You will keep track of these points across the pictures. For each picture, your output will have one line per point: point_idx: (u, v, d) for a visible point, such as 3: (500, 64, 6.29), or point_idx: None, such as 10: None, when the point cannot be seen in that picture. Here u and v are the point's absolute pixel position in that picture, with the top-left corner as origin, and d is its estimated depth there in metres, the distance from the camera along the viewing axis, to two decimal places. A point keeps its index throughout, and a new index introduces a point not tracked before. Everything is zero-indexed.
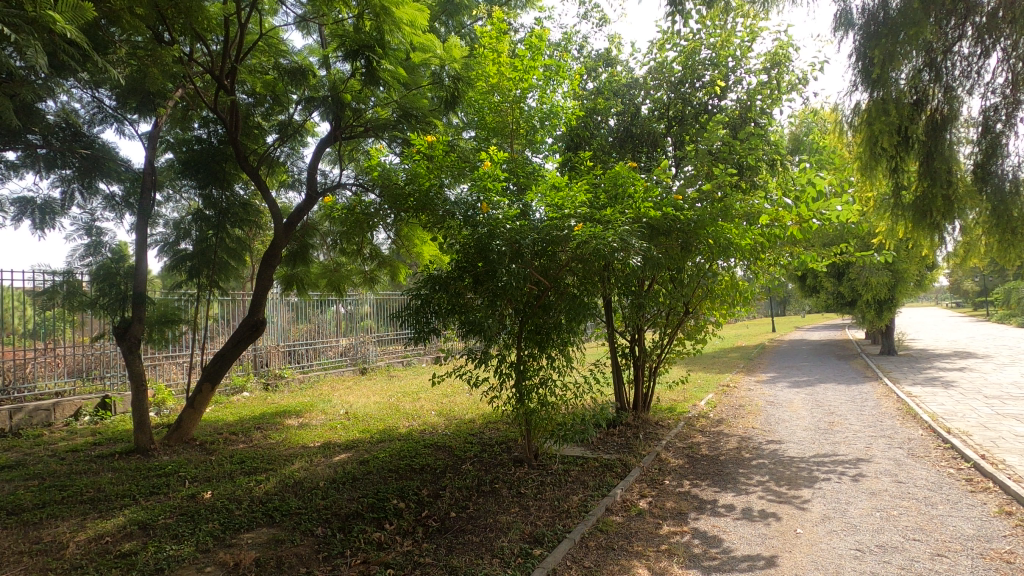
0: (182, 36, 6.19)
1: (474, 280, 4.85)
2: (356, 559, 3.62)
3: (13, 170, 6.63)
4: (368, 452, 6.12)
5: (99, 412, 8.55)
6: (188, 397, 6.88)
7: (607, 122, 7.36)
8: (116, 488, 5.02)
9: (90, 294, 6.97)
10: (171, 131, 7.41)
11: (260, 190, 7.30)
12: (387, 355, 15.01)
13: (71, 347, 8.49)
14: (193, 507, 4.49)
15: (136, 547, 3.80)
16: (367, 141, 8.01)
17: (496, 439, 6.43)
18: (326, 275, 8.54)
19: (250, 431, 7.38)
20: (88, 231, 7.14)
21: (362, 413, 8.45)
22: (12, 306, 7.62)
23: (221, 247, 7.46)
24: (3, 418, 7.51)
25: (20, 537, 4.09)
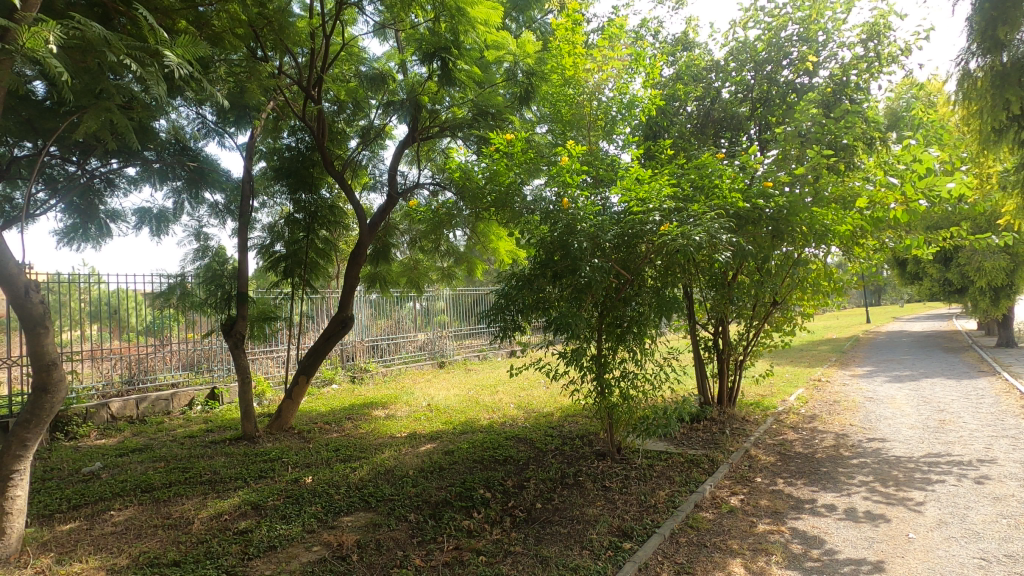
0: (273, 51, 6.59)
1: (553, 275, 4.80)
2: (448, 545, 3.75)
3: (134, 184, 7.36)
4: (452, 443, 6.31)
5: (209, 402, 9.31)
6: (286, 389, 7.36)
7: (686, 108, 7.17)
8: (229, 472, 5.48)
9: (200, 295, 7.63)
10: (264, 141, 8.01)
11: (346, 193, 7.65)
12: (464, 349, 15.35)
13: (181, 342, 9.36)
14: (297, 491, 4.84)
15: (251, 526, 4.14)
16: (442, 141, 8.24)
17: (576, 433, 6.44)
18: (406, 273, 8.86)
19: (342, 421, 7.81)
20: (197, 237, 7.82)
21: (444, 405, 8.73)
22: (129, 305, 8.54)
23: (311, 248, 7.85)
24: (131, 406, 8.40)
25: (154, 512, 4.58)
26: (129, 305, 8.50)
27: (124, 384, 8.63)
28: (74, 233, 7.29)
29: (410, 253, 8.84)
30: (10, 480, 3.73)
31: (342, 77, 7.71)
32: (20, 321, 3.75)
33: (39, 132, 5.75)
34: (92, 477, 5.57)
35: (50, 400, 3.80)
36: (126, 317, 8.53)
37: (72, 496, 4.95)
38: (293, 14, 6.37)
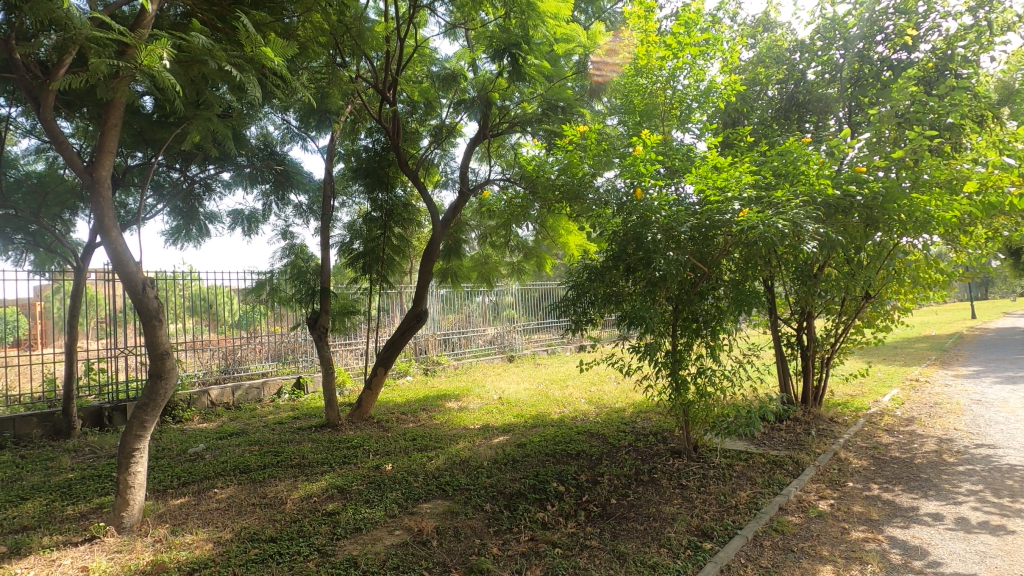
0: (352, 57, 6.88)
1: (627, 268, 4.74)
2: (524, 536, 3.81)
3: (228, 188, 7.92)
4: (524, 436, 6.39)
5: (296, 391, 9.92)
6: (366, 380, 7.70)
7: (767, 93, 6.85)
8: (316, 457, 5.83)
9: (287, 291, 8.13)
10: (342, 143, 8.39)
11: (420, 190, 7.88)
12: (533, 343, 15.46)
13: (269, 335, 10.03)
14: (379, 477, 5.07)
15: (338, 508, 4.39)
16: (511, 137, 8.33)
17: (650, 429, 6.33)
18: (477, 268, 8.99)
19: (418, 412, 8.09)
20: (283, 236, 8.31)
21: (514, 398, 8.84)
22: (223, 300, 9.28)
23: (387, 245, 8.13)
24: (228, 393, 9.10)
25: (252, 491, 4.95)
26: (222, 300, 9.23)
27: (221, 373, 9.36)
28: (178, 234, 7.95)
29: (480, 247, 8.98)
30: (132, 457, 4.16)
31: (414, 78, 7.94)
32: (139, 314, 4.15)
33: (149, 143, 6.32)
34: (197, 458, 6.10)
35: (164, 384, 4.18)
36: (220, 312, 9.24)
37: (181, 474, 5.43)
38: (369, 21, 6.65)
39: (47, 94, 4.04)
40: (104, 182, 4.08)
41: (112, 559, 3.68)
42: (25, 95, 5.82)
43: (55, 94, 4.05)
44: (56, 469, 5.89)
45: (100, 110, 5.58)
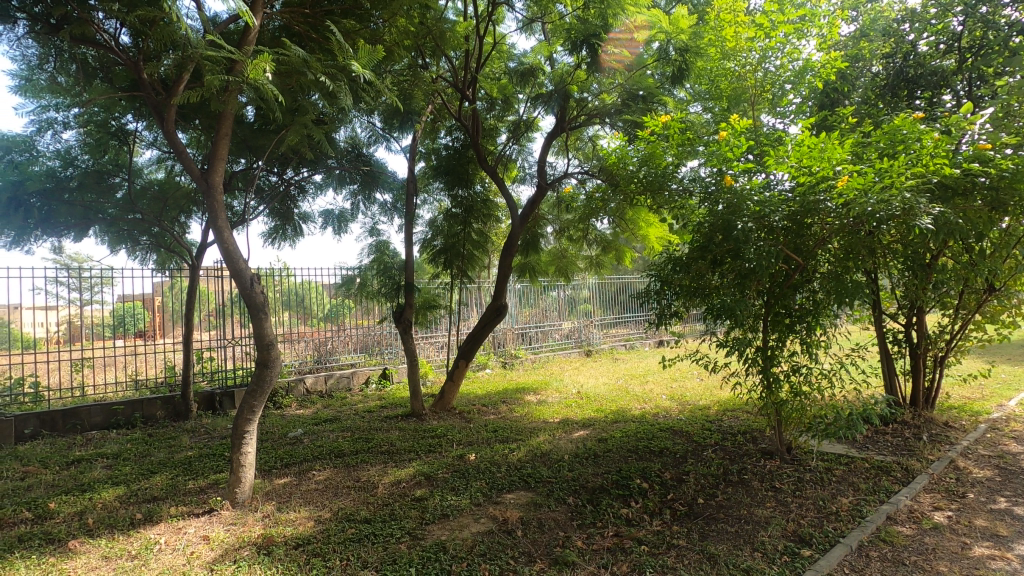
0: (433, 58, 7.09)
1: (714, 261, 4.56)
2: (608, 531, 3.79)
3: (320, 189, 8.40)
4: (604, 431, 6.33)
5: (382, 381, 10.41)
6: (448, 371, 7.92)
7: (870, 69, 6.33)
8: (403, 445, 6.08)
9: (373, 285, 8.45)
10: (423, 143, 8.66)
11: (499, 186, 7.97)
12: (611, 337, 15.25)
13: (356, 328, 10.57)
14: (463, 466, 5.22)
15: (426, 494, 4.56)
16: (589, 129, 8.27)
17: (737, 428, 6.07)
18: (555, 262, 8.97)
19: (498, 404, 8.23)
20: (370, 234, 8.71)
21: (594, 393, 8.78)
22: (313, 295, 9.78)
23: (467, 241, 8.30)
24: (321, 382, 9.69)
25: (347, 474, 5.26)
26: (313, 295, 9.74)
27: (315, 363, 9.99)
28: (276, 234, 8.53)
29: (557, 241, 8.97)
30: (242, 439, 4.54)
31: (492, 75, 8.07)
32: (248, 309, 4.51)
33: (252, 149, 6.83)
34: (297, 441, 6.56)
35: (269, 373, 4.52)
36: (310, 306, 9.81)
37: (284, 456, 5.87)
38: (448, 21, 6.83)
39: (169, 109, 4.47)
40: (217, 188, 4.46)
41: (228, 531, 4.04)
42: (148, 111, 6.46)
43: (176, 108, 4.47)
44: (178, 447, 6.54)
45: (211, 121, 6.10)
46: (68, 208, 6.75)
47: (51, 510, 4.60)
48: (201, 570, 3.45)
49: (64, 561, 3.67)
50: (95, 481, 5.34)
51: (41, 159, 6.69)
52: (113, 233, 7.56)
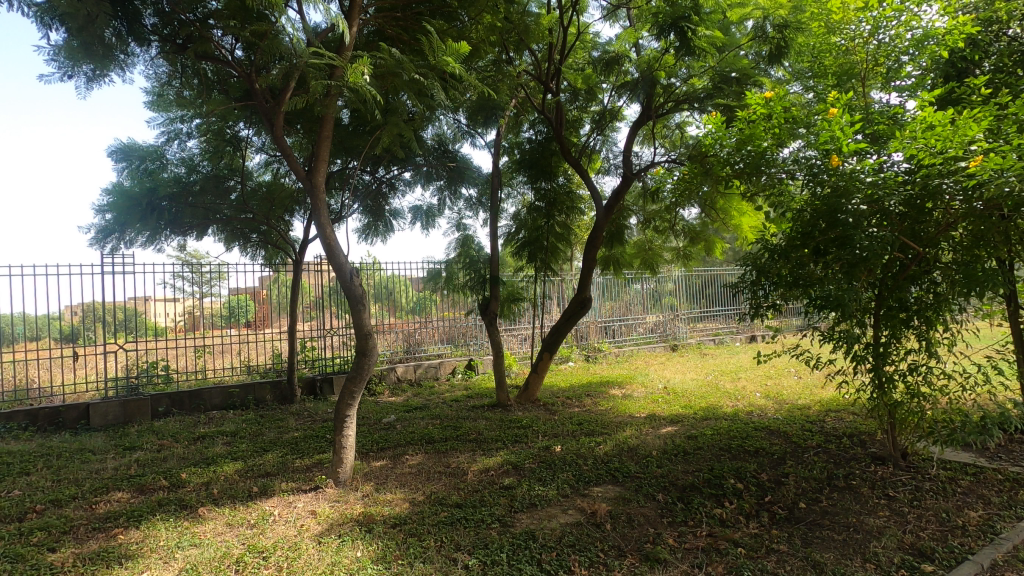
0: (517, 52, 7.14)
1: (817, 251, 4.26)
2: (701, 531, 3.69)
3: (409, 186, 8.73)
4: (694, 428, 6.12)
5: (468, 371, 10.72)
6: (532, 363, 8.00)
7: (1007, 32, 5.62)
8: (490, 434, 6.22)
9: (459, 278, 8.66)
10: (507, 137, 8.75)
11: (583, 177, 7.90)
12: (698, 332, 14.70)
13: (443, 320, 10.92)
14: (549, 457, 5.25)
15: (514, 483, 4.65)
16: (677, 115, 8.01)
17: (843, 430, 5.66)
18: (640, 254, 8.74)
19: (582, 397, 8.21)
20: (456, 228, 8.95)
21: (681, 389, 8.51)
22: (401, 288, 10.22)
23: (551, 234, 8.25)
24: (411, 371, 10.13)
25: (438, 460, 5.47)
26: (401, 288, 10.17)
27: (404, 353, 10.44)
28: (369, 230, 8.97)
29: (642, 232, 8.77)
30: (343, 422, 4.85)
31: (575, 65, 8.01)
32: (348, 300, 4.80)
33: (348, 150, 7.23)
34: (390, 426, 6.91)
35: (367, 362, 4.78)
36: (398, 298, 10.22)
37: (379, 440, 6.20)
38: (532, 14, 6.86)
39: (278, 115, 4.85)
40: (320, 187, 4.77)
41: (333, 507, 4.34)
42: (258, 118, 7.01)
43: (284, 115, 4.84)
44: (286, 428, 7.10)
45: (312, 125, 6.52)
46: (191, 209, 7.50)
47: (183, 480, 5.16)
48: (311, 542, 3.73)
49: (196, 525, 4.12)
50: (217, 456, 5.92)
51: (169, 166, 7.57)
52: (228, 231, 8.30)
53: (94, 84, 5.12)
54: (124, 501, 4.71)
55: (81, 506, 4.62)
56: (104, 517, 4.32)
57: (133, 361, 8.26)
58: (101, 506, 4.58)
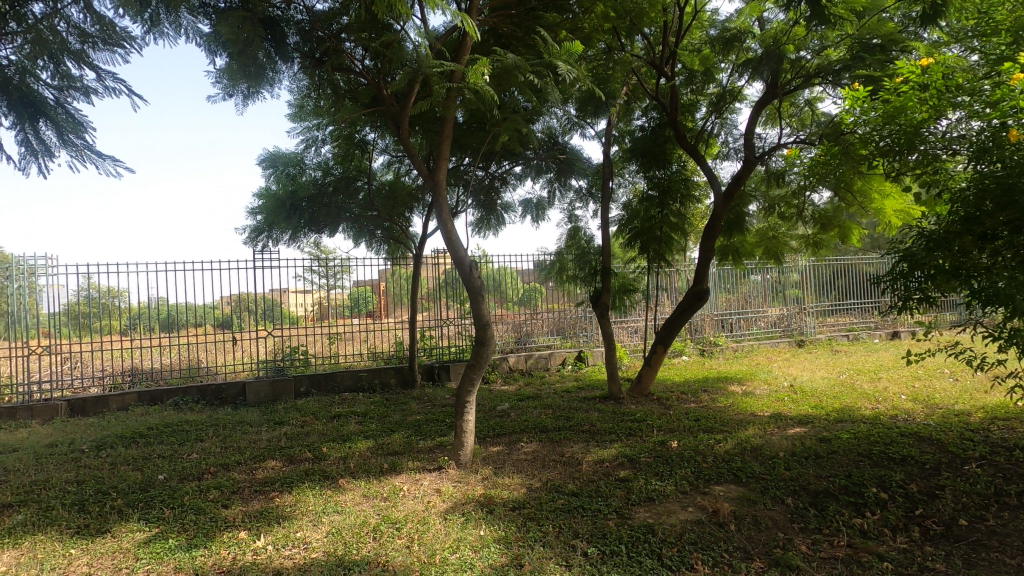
0: (629, 37, 7.00)
1: (982, 236, 3.76)
2: (839, 540, 3.45)
3: (520, 179, 8.88)
4: (827, 430, 5.66)
5: (578, 363, 10.78)
6: (645, 356, 7.84)
7: None
8: (603, 426, 6.21)
9: (570, 270, 8.69)
10: (618, 126, 8.59)
11: (700, 162, 7.55)
12: (829, 327, 13.50)
13: (552, 311, 11.02)
14: (666, 452, 5.14)
15: (630, 476, 4.61)
16: (806, 91, 7.39)
17: (1013, 441, 4.94)
18: (764, 243, 8.19)
19: (699, 393, 7.90)
20: (566, 220, 8.98)
21: (811, 387, 7.90)
22: (509, 280, 10.43)
23: (665, 223, 7.97)
24: (522, 361, 10.40)
25: (552, 448, 5.58)
26: (508, 280, 10.39)
27: (515, 343, 10.70)
28: (482, 224, 9.21)
29: (764, 219, 8.22)
30: (464, 407, 5.10)
31: (691, 47, 7.69)
32: (468, 291, 5.02)
33: (464, 147, 7.53)
34: (505, 414, 7.15)
35: (485, 350, 4.98)
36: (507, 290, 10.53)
37: (495, 426, 6.44)
38: None
39: (403, 119, 5.20)
40: (441, 184, 5.04)
41: (456, 487, 4.61)
42: (382, 122, 7.52)
43: (409, 117, 5.17)
44: (409, 411, 7.61)
45: (431, 125, 6.87)
46: (325, 209, 8.26)
47: (324, 453, 5.73)
48: (438, 518, 3.98)
49: (337, 494, 4.57)
50: (351, 433, 6.50)
51: (307, 170, 8.40)
52: (356, 229, 9.00)
53: (250, 100, 5.80)
54: (277, 468, 5.34)
55: (243, 470, 5.31)
56: (262, 482, 4.93)
57: (277, 345, 9.24)
58: (260, 472, 5.23)
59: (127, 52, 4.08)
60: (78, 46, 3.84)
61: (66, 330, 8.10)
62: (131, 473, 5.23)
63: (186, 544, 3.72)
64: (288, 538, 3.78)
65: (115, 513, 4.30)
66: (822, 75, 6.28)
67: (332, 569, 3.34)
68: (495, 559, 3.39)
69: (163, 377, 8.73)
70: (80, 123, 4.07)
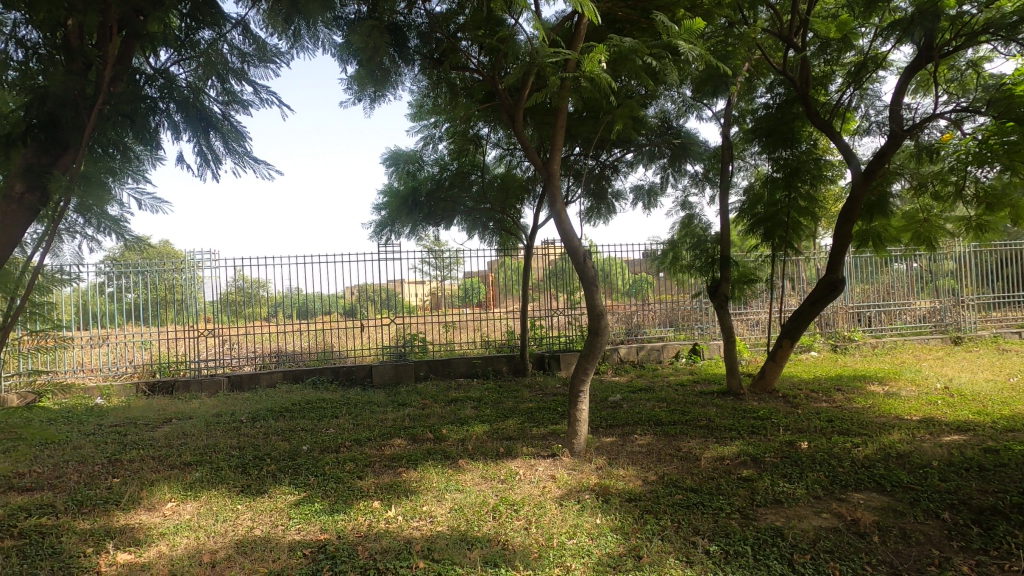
0: (753, 9, 6.52)
1: None
2: (1011, 565, 3.04)
3: (631, 166, 8.66)
4: (993, 440, 4.96)
5: (693, 356, 10.39)
6: (770, 350, 7.35)
7: None
8: (722, 422, 5.93)
9: (685, 259, 8.35)
10: (738, 105, 8.07)
11: (835, 139, 6.85)
12: (993, 323, 11.77)
13: (665, 302, 10.67)
14: (794, 453, 4.81)
15: (753, 475, 4.37)
16: (969, 51, 6.43)
17: None
18: (912, 226, 7.30)
19: (831, 391, 7.27)
20: (681, 207, 8.62)
21: (970, 390, 6.96)
22: (617, 271, 10.30)
23: (793, 208, 7.36)
24: (634, 352, 10.25)
25: (668, 442, 5.44)
26: (617, 271, 10.26)
27: (625, 335, 10.52)
28: (592, 214, 9.14)
29: (913, 200, 7.31)
30: (577, 396, 5.12)
31: (825, 13, 7.01)
32: (581, 281, 5.03)
33: (575, 136, 7.48)
34: (617, 405, 7.08)
35: (599, 340, 4.96)
36: (615, 281, 10.33)
37: (608, 417, 6.40)
38: None
39: (518, 111, 5.27)
40: (554, 175, 5.07)
41: (570, 474, 4.66)
42: (495, 117, 7.68)
43: (523, 109, 5.23)
44: (521, 398, 7.80)
45: (544, 116, 6.92)
46: (441, 203, 8.63)
47: (444, 435, 6.06)
48: (555, 504, 4.06)
49: (458, 473, 4.82)
50: (468, 417, 6.80)
51: (425, 167, 8.83)
52: (469, 222, 9.34)
53: (375, 103, 6.22)
54: (402, 446, 5.74)
55: (373, 446, 5.77)
56: (391, 458, 5.32)
57: (399, 332, 9.86)
58: (388, 448, 5.66)
59: (276, 68, 4.67)
60: (238, 65, 4.42)
61: (224, 316, 9.25)
62: (280, 443, 5.89)
63: (329, 509, 4.13)
64: (416, 510, 4.07)
65: (270, 476, 4.89)
66: (993, 30, 5.43)
67: (457, 543, 3.54)
68: (612, 548, 3.40)
69: (302, 359, 9.68)
70: (242, 134, 4.61)
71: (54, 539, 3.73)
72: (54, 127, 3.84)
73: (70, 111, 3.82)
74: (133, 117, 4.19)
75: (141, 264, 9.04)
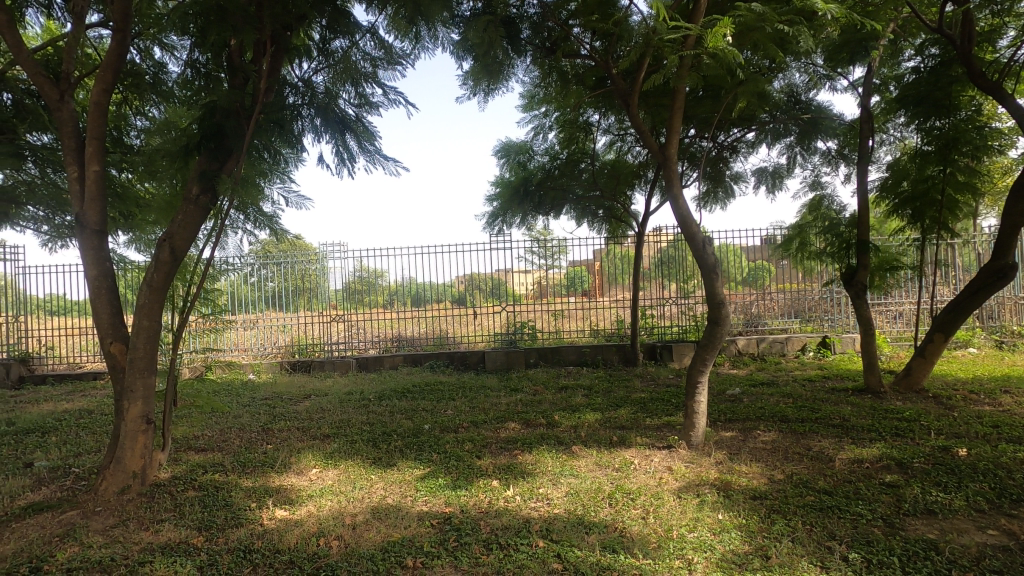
0: None
1: None
2: None
3: (753, 146, 8.10)
4: None
5: (823, 350, 9.58)
6: (917, 345, 6.59)
7: None
8: (860, 422, 5.43)
9: (815, 245, 7.69)
10: (881, 72, 7.23)
11: (1006, 102, 5.91)
12: None
13: (790, 291, 9.93)
14: (951, 460, 4.28)
15: (899, 481, 3.97)
16: None
17: None
18: None
19: (996, 393, 6.37)
20: (811, 188, 7.94)
21: None
22: (731, 258, 9.88)
23: (949, 183, 6.50)
24: (753, 344, 9.66)
25: (796, 440, 5.09)
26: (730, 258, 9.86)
27: (744, 325, 9.96)
28: (708, 198, 8.73)
29: None
30: (695, 388, 4.94)
31: None
32: (700, 269, 4.84)
33: (692, 117, 7.14)
34: (737, 398, 6.74)
35: (719, 330, 4.75)
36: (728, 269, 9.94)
37: (727, 411, 6.12)
38: None
39: (633, 95, 5.15)
40: (671, 158, 4.90)
41: (689, 467, 4.54)
42: (605, 103, 7.55)
43: (639, 93, 5.10)
44: (633, 388, 7.69)
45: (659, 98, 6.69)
46: (551, 192, 8.69)
47: (556, 421, 6.15)
48: (673, 496, 3.98)
49: (572, 459, 4.88)
50: (579, 405, 6.84)
51: (535, 157, 8.91)
52: (579, 210, 9.34)
53: (489, 96, 6.38)
54: (516, 430, 5.92)
55: (489, 429, 6.00)
56: (506, 440, 5.51)
57: (509, 319, 10.13)
58: (503, 432, 5.86)
59: (403, 69, 4.94)
60: (370, 69, 4.72)
61: (351, 303, 10.07)
62: (405, 421, 6.33)
63: (452, 484, 4.38)
64: (533, 492, 4.19)
65: (397, 451, 5.28)
66: None
67: (575, 526, 3.60)
68: (737, 545, 3.27)
69: (420, 344, 10.27)
70: (373, 133, 4.97)
71: (226, 493, 4.33)
72: (219, 136, 4.42)
73: (233, 121, 4.38)
74: (281, 123, 4.70)
75: (281, 255, 10.06)
